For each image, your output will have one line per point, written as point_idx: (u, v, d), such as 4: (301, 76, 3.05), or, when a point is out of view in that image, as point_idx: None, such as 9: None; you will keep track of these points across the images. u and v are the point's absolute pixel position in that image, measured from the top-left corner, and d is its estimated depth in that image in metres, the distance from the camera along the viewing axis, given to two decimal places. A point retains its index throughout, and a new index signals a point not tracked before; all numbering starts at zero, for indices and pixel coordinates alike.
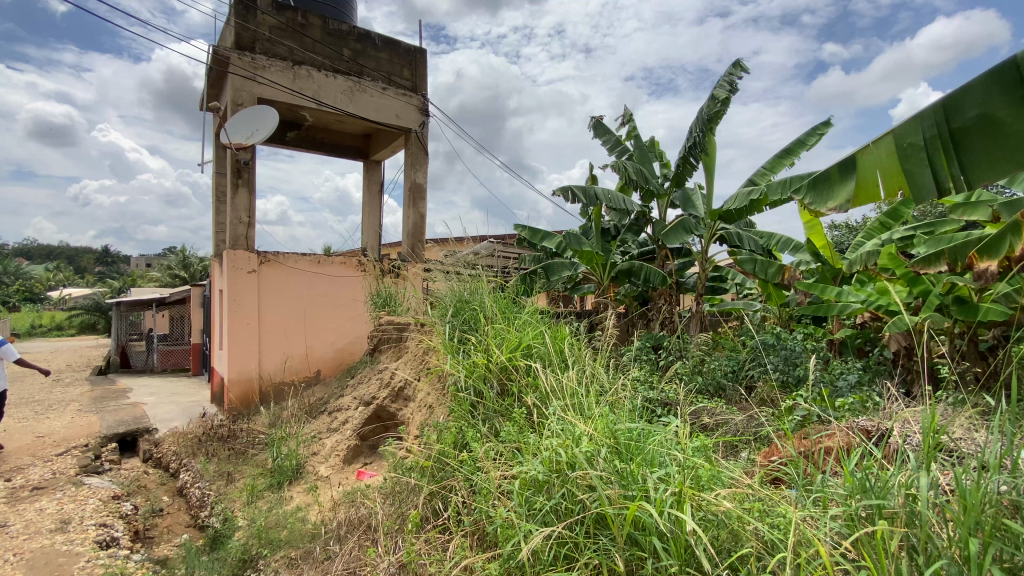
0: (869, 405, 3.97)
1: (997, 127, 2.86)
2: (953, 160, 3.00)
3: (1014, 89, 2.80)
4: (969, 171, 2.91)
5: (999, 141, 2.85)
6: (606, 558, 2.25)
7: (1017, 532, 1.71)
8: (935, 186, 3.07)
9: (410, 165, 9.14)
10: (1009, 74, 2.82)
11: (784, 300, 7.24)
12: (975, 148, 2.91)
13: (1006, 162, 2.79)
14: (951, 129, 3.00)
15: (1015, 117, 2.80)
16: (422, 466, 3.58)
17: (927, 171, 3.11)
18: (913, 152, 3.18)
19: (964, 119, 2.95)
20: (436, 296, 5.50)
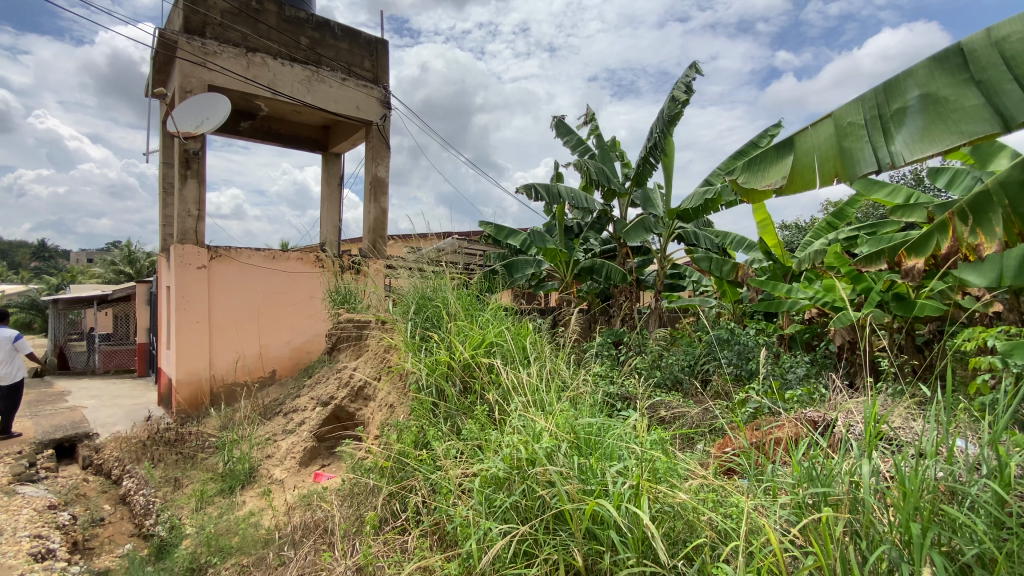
0: (816, 396, 4.16)
1: (938, 105, 2.72)
2: (894, 136, 2.82)
3: (957, 71, 2.71)
4: (910, 144, 2.73)
5: (939, 119, 2.70)
6: (565, 554, 2.25)
7: (952, 516, 1.82)
8: (873, 160, 2.87)
9: (371, 159, 8.93)
10: (952, 58, 2.75)
11: (738, 296, 7.50)
12: (916, 126, 2.76)
13: (949, 135, 2.61)
14: (892, 109, 2.88)
15: (957, 96, 2.66)
16: (381, 466, 3.50)
17: (866, 147, 2.92)
18: (853, 130, 3.02)
19: (906, 99, 2.83)
20: (397, 293, 5.41)
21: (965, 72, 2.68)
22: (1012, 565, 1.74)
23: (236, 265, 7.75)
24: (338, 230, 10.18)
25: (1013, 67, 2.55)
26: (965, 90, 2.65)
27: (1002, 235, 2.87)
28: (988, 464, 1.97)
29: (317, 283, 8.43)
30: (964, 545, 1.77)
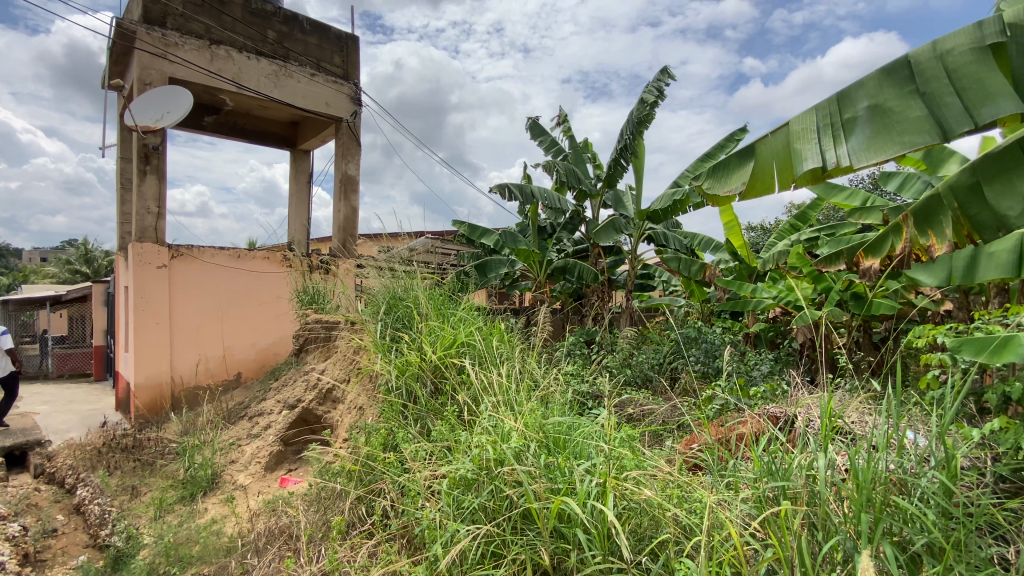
0: (778, 392, 4.28)
1: (886, 115, 2.80)
2: (844, 143, 2.90)
3: (904, 83, 2.79)
4: (858, 153, 2.81)
5: (885, 129, 2.78)
6: (532, 553, 2.24)
7: (902, 507, 1.88)
8: (819, 160, 2.99)
9: (341, 156, 8.77)
10: (900, 71, 2.83)
11: (705, 296, 7.66)
12: (865, 134, 2.84)
13: (894, 145, 2.70)
14: (843, 118, 2.95)
15: (903, 107, 2.75)
16: (349, 470, 3.44)
17: (818, 153, 3.01)
18: (806, 137, 3.10)
19: (856, 109, 2.91)
20: (368, 293, 5.32)
21: (911, 84, 2.76)
22: (957, 551, 1.82)
23: (198, 264, 7.48)
24: (307, 229, 9.96)
25: (954, 81, 2.64)
26: (910, 101, 2.74)
27: (951, 235, 3.01)
28: (935, 456, 2.06)
29: (285, 283, 8.23)
30: (913, 535, 1.84)
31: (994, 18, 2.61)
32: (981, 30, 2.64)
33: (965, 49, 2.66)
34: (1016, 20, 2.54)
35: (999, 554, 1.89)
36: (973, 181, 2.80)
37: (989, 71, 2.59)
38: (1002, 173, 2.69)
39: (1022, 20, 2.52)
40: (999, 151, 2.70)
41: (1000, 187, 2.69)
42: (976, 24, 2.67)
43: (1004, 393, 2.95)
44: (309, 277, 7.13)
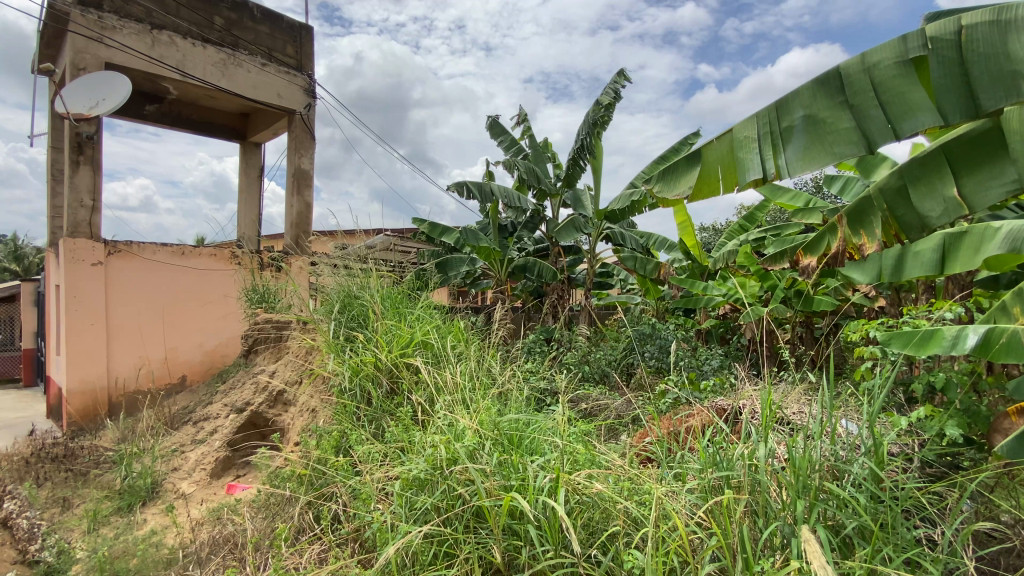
0: (726, 386, 4.46)
1: (819, 126, 2.88)
2: (781, 152, 2.99)
3: (835, 94, 2.87)
4: (794, 162, 2.90)
5: (818, 139, 2.87)
6: (484, 552, 2.22)
7: (836, 494, 1.98)
8: (759, 170, 3.06)
9: (294, 150, 8.46)
10: (832, 81, 2.89)
11: (660, 294, 7.86)
12: (800, 144, 2.92)
13: (826, 156, 2.81)
14: (781, 127, 3.01)
15: (834, 118, 2.84)
16: (299, 475, 3.34)
17: (757, 160, 3.09)
18: (748, 145, 3.15)
19: (793, 118, 2.97)
20: (322, 291, 5.16)
21: (841, 95, 2.84)
22: (886, 534, 1.92)
23: (139, 262, 7.07)
24: (258, 225, 9.58)
25: (880, 94, 2.72)
26: (840, 112, 2.83)
27: (881, 234, 3.16)
28: (865, 443, 2.18)
29: (232, 281, 7.87)
30: (845, 519, 1.93)
31: (918, 31, 2.68)
32: (906, 43, 2.71)
33: (890, 62, 2.72)
34: (937, 35, 2.59)
35: (924, 534, 2.01)
36: (900, 184, 2.97)
37: (911, 85, 2.67)
38: (927, 175, 2.85)
39: (943, 34, 2.59)
40: (925, 155, 2.87)
41: (924, 190, 2.87)
42: (902, 36, 2.73)
43: (928, 384, 3.15)
44: (259, 275, 6.85)
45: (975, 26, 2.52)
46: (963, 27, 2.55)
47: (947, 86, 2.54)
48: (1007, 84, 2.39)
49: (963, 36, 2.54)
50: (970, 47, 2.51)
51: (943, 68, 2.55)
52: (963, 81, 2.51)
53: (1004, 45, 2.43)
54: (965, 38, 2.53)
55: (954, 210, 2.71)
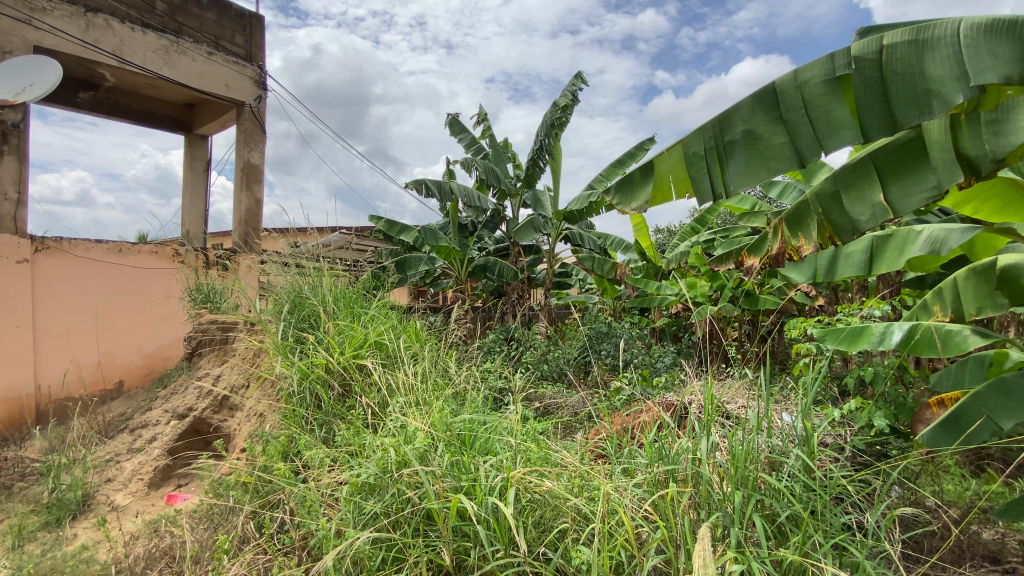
0: (676, 382, 4.60)
1: (757, 142, 2.73)
2: (724, 168, 2.82)
3: (771, 110, 2.71)
4: (737, 178, 2.75)
5: (757, 155, 2.72)
6: (433, 555, 2.18)
7: (772, 486, 2.06)
8: (707, 187, 2.88)
9: (243, 143, 8.08)
10: (768, 97, 2.74)
11: (617, 293, 8.02)
12: (741, 160, 2.76)
13: (765, 172, 2.66)
14: (724, 141, 2.84)
15: (770, 134, 2.69)
16: (244, 482, 3.19)
17: (704, 177, 2.91)
18: (696, 161, 2.95)
19: (733, 133, 2.81)
20: (271, 291, 4.96)
21: (777, 111, 2.69)
22: (817, 521, 2.02)
23: (70, 260, 6.60)
24: (205, 221, 9.13)
25: (809, 111, 2.59)
26: (775, 128, 2.68)
27: (816, 237, 3.10)
28: (799, 437, 2.28)
29: (174, 280, 7.46)
30: (780, 509, 2.02)
31: (845, 50, 2.55)
32: (833, 61, 2.58)
33: (820, 80, 2.58)
34: (859, 54, 2.46)
35: (853, 520, 2.13)
36: (834, 190, 2.95)
37: (838, 103, 2.54)
38: (857, 183, 2.85)
39: (867, 53, 2.46)
40: (856, 162, 2.88)
41: (855, 196, 2.86)
42: (831, 54, 2.60)
43: (858, 378, 3.33)
44: (204, 274, 6.52)
45: (895, 46, 2.41)
46: (884, 46, 2.44)
47: (869, 104, 2.42)
48: (921, 103, 2.29)
49: (883, 55, 2.42)
50: (890, 66, 2.40)
51: (865, 87, 2.42)
52: (883, 99, 2.40)
53: (920, 65, 2.33)
54: (885, 58, 2.41)
55: (880, 215, 2.73)
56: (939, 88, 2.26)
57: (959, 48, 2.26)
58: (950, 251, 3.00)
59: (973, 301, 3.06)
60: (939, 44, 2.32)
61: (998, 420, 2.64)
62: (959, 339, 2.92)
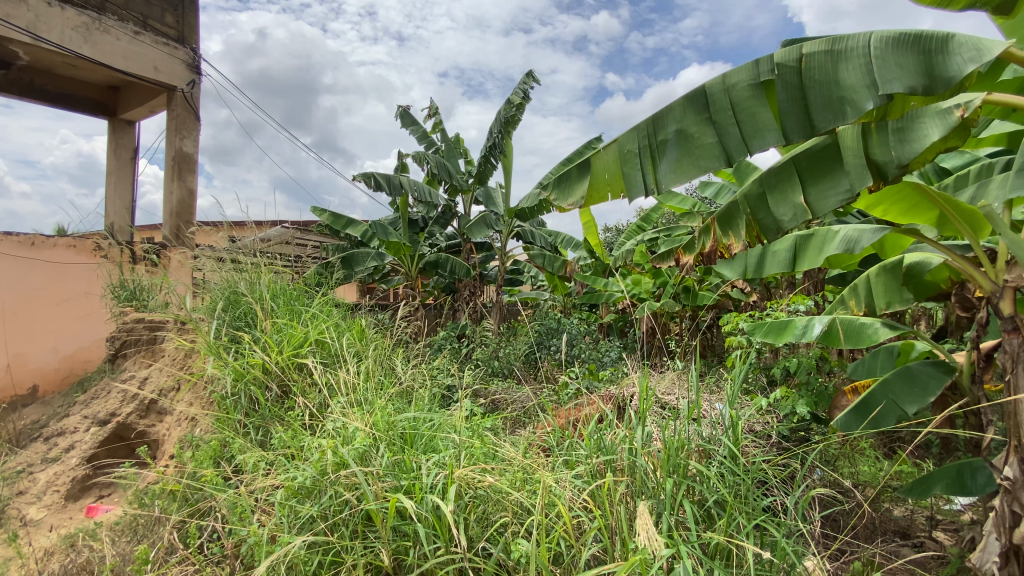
0: (619, 374, 4.75)
1: (687, 141, 2.82)
2: (657, 165, 2.91)
3: (701, 111, 2.82)
4: (668, 175, 2.83)
5: (688, 154, 2.82)
6: (372, 557, 2.14)
7: (699, 473, 2.17)
8: (640, 184, 2.96)
9: (174, 130, 7.50)
10: (698, 99, 2.84)
11: (566, 290, 8.18)
12: (672, 157, 2.85)
13: (695, 169, 2.75)
14: (657, 140, 2.93)
15: (700, 133, 2.79)
16: (171, 490, 3.01)
17: (637, 174, 2.99)
18: (630, 159, 3.03)
19: (666, 132, 2.90)
20: (205, 288, 4.69)
21: (707, 112, 2.80)
22: (741, 503, 2.13)
23: None
24: (132, 213, 8.49)
25: (736, 113, 2.70)
26: (705, 129, 2.79)
27: (744, 236, 3.24)
28: (726, 425, 2.40)
29: (96, 278, 6.87)
30: (708, 494, 2.13)
31: (768, 57, 2.68)
32: (758, 67, 2.70)
33: (746, 84, 2.70)
34: (782, 61, 2.60)
35: (776, 502, 2.27)
36: (760, 191, 3.10)
37: (762, 106, 2.66)
38: (780, 185, 3.01)
39: (789, 61, 2.60)
40: (779, 165, 3.03)
41: (779, 197, 3.01)
42: (756, 60, 2.72)
43: (785, 369, 3.55)
44: (129, 269, 6.07)
45: (813, 55, 2.56)
46: (803, 55, 2.59)
47: (789, 108, 2.56)
48: (836, 109, 2.44)
49: (803, 63, 2.57)
50: (808, 74, 2.55)
51: (786, 93, 2.56)
52: (802, 105, 2.54)
53: (836, 73, 2.48)
54: (804, 66, 2.55)
55: (802, 216, 2.89)
56: (852, 95, 2.41)
57: (869, 58, 2.43)
58: (862, 249, 3.22)
59: (883, 296, 3.32)
60: (852, 55, 2.48)
61: (902, 405, 2.83)
62: (870, 332, 3.10)
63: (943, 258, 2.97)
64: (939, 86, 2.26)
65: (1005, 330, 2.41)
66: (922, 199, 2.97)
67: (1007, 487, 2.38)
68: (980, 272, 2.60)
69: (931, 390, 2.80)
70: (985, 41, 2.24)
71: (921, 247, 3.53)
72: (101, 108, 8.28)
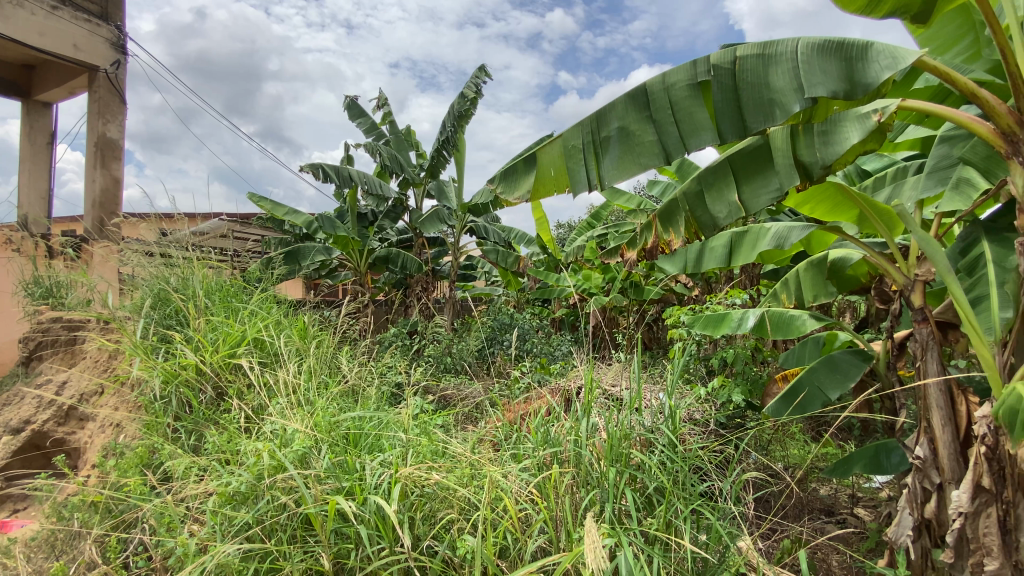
0: (569, 368, 4.83)
1: (629, 138, 2.89)
2: (600, 161, 2.95)
3: (642, 109, 2.88)
4: (611, 171, 2.89)
5: (629, 151, 2.88)
6: (312, 562, 2.07)
7: (639, 461, 2.24)
8: (584, 179, 3.00)
9: (97, 114, 6.93)
10: (640, 97, 2.90)
11: (520, 285, 8.23)
12: (614, 154, 2.90)
13: (635, 166, 2.82)
14: (600, 137, 2.98)
15: (641, 131, 2.86)
16: (92, 502, 2.79)
17: (582, 170, 3.01)
18: (575, 154, 3.05)
19: (609, 129, 2.95)
20: (132, 285, 4.38)
21: (648, 110, 2.86)
22: (679, 489, 2.21)
23: None
24: (50, 203, 7.82)
25: (675, 112, 2.78)
26: (646, 126, 2.85)
27: (684, 232, 3.35)
28: (666, 414, 2.50)
29: (6, 272, 6.27)
30: (648, 482, 2.20)
31: (705, 58, 2.76)
32: (695, 68, 2.78)
33: (684, 83, 2.78)
34: (718, 63, 2.70)
35: (713, 487, 2.37)
36: (698, 189, 3.20)
37: (699, 106, 2.76)
38: (716, 183, 3.13)
39: (724, 63, 2.70)
40: (716, 164, 3.15)
41: (715, 195, 3.13)
42: (694, 61, 2.80)
43: (723, 359, 3.70)
44: (43, 264, 5.56)
45: (746, 58, 2.68)
46: (737, 57, 2.69)
47: (724, 109, 2.66)
48: (766, 111, 2.57)
49: (737, 66, 2.68)
50: (742, 76, 2.66)
51: (721, 93, 2.66)
52: (736, 106, 2.65)
53: (766, 76, 2.60)
54: (738, 68, 2.66)
55: (736, 213, 3.03)
56: (781, 97, 2.53)
57: (796, 63, 2.56)
58: (791, 245, 3.40)
59: (810, 289, 3.52)
60: (781, 59, 2.61)
61: (826, 391, 3.02)
62: (799, 323, 3.28)
63: (863, 253, 3.17)
64: (859, 91, 2.41)
65: (915, 321, 2.59)
66: (844, 199, 3.17)
67: (919, 465, 2.59)
68: (894, 267, 2.80)
69: (852, 376, 3.00)
70: (899, 49, 2.39)
71: (844, 243, 3.77)
72: (13, 88, 7.55)
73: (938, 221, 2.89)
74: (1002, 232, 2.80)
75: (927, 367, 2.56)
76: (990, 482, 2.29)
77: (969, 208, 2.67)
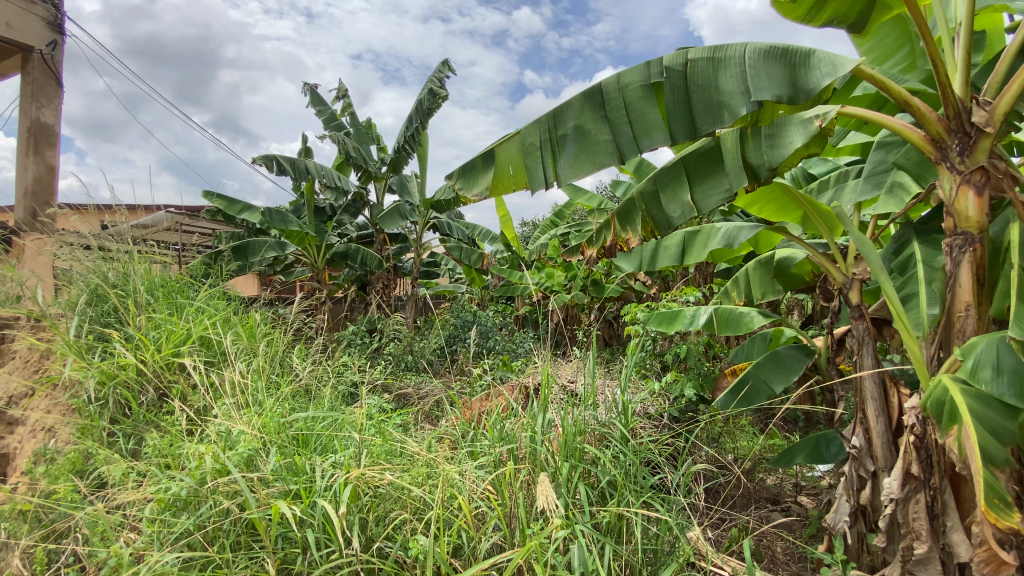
0: (529, 364, 4.85)
1: (585, 136, 2.91)
2: (557, 159, 2.97)
3: (598, 109, 2.92)
4: (567, 170, 2.90)
5: (585, 149, 2.91)
6: (256, 568, 1.99)
7: (592, 456, 2.27)
8: (541, 177, 3.00)
9: (30, 97, 6.47)
10: (595, 97, 2.94)
11: (483, 283, 8.21)
12: (571, 153, 2.92)
13: (591, 165, 2.84)
14: (557, 135, 2.99)
15: (596, 130, 2.89)
16: (19, 512, 2.60)
17: (539, 168, 3.02)
18: (532, 151, 3.06)
19: (565, 127, 2.97)
20: (66, 280, 4.11)
21: (603, 110, 2.90)
22: (631, 482, 2.26)
23: None
24: None
25: (629, 112, 2.82)
26: (601, 126, 2.88)
27: (641, 231, 3.40)
28: (619, 409, 2.54)
29: None
30: (601, 476, 2.23)
31: (658, 60, 2.82)
32: (648, 69, 2.83)
33: (638, 84, 2.83)
34: (670, 65, 2.76)
35: (664, 479, 2.43)
36: (653, 189, 3.27)
37: (651, 107, 2.81)
38: (670, 183, 3.20)
39: (675, 65, 2.76)
40: (670, 165, 3.22)
41: (669, 195, 3.21)
42: (647, 62, 2.85)
43: (677, 355, 3.80)
44: None
45: (697, 61, 2.75)
46: (688, 60, 2.76)
47: (676, 110, 2.72)
48: (715, 113, 2.64)
49: (688, 69, 2.74)
50: (693, 78, 2.73)
51: (673, 95, 2.72)
52: (687, 108, 2.71)
53: (715, 80, 2.68)
54: (689, 70, 2.73)
55: (689, 213, 3.11)
56: (729, 101, 2.61)
57: (743, 68, 2.64)
58: (740, 244, 3.52)
59: (758, 287, 3.67)
60: (729, 63, 2.69)
61: (771, 384, 3.13)
62: (747, 320, 3.37)
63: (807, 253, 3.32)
64: (801, 97, 2.52)
65: (852, 318, 2.74)
66: (789, 201, 3.31)
67: (855, 454, 2.74)
68: (834, 267, 2.94)
69: (795, 370, 3.14)
70: (839, 58, 2.49)
71: (789, 244, 3.93)
72: None
73: (874, 223, 3.07)
74: (930, 234, 2.98)
75: (863, 361, 2.71)
76: (918, 469, 2.43)
77: (900, 212, 2.84)
